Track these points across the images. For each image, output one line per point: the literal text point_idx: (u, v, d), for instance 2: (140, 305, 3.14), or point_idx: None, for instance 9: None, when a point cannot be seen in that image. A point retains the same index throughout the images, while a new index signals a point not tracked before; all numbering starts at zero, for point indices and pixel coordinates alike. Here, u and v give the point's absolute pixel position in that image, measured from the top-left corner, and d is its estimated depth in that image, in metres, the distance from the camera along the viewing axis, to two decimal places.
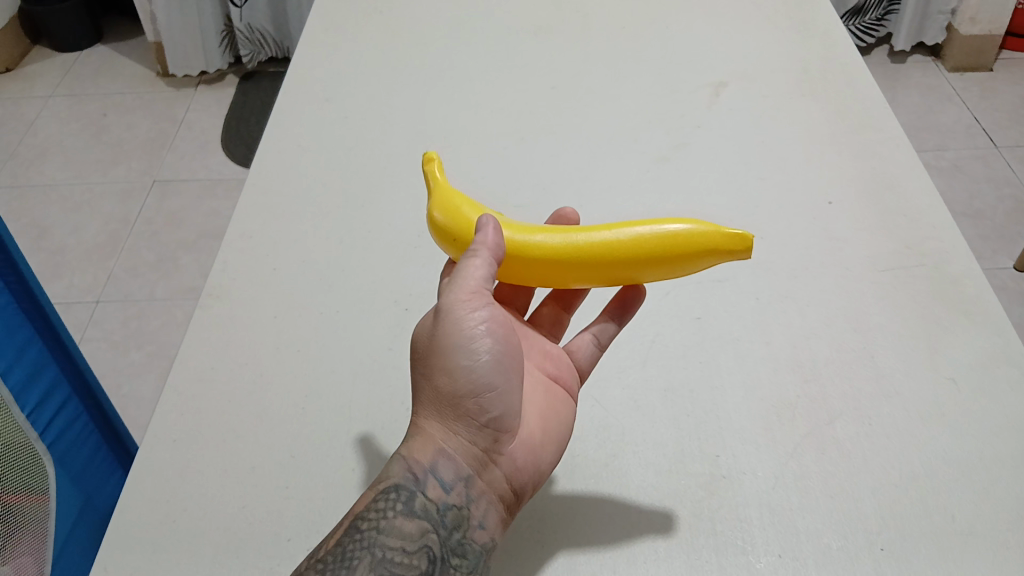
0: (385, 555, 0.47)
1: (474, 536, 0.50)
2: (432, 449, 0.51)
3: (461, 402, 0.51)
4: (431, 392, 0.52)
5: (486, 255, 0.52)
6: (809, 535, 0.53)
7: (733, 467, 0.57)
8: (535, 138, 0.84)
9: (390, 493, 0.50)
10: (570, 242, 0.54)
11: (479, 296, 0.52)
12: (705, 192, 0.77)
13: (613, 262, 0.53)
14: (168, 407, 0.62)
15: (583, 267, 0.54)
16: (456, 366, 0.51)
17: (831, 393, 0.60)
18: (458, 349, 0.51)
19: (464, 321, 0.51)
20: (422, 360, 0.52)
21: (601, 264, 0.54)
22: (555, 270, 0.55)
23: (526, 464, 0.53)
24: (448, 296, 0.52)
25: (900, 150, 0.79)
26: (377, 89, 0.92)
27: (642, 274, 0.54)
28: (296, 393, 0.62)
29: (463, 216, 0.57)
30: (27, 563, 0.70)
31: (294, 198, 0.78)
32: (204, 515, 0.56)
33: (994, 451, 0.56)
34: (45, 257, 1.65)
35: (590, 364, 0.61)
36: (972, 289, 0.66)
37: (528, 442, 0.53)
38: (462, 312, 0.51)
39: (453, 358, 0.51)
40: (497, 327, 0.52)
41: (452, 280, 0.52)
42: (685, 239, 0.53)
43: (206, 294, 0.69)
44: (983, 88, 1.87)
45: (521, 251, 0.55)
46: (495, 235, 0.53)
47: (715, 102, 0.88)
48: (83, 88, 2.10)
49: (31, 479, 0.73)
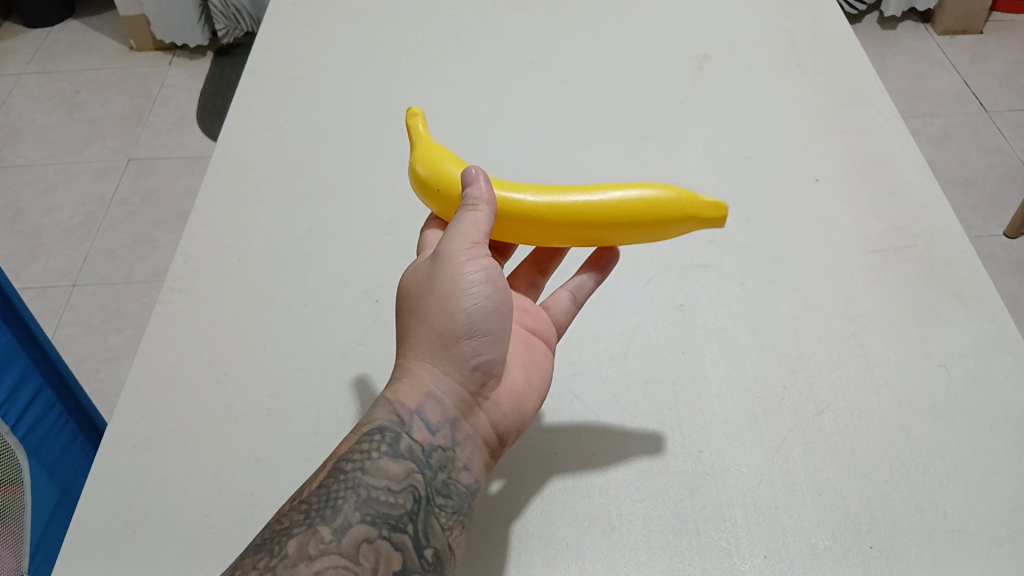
0: (371, 494, 0.45)
1: (459, 478, 0.48)
2: (419, 393, 0.49)
3: (454, 346, 0.49)
4: (422, 335, 0.49)
5: (485, 208, 0.50)
6: (796, 535, 0.51)
7: (717, 464, 0.54)
8: (512, 117, 0.81)
9: (375, 435, 0.47)
10: (552, 201, 0.51)
11: (478, 247, 0.49)
12: (689, 172, 0.74)
13: (592, 224, 0.51)
14: (128, 408, 0.59)
15: (560, 225, 0.51)
16: (451, 312, 0.48)
17: (819, 384, 0.58)
18: (455, 294, 0.48)
19: (462, 270, 0.49)
20: (411, 304, 0.50)
21: (579, 223, 0.51)
22: (537, 229, 0.52)
23: (510, 410, 0.52)
24: (445, 245, 0.49)
25: (890, 125, 0.76)
26: (347, 67, 0.88)
27: (619, 237, 0.53)
28: (261, 391, 0.59)
29: (448, 170, 0.54)
30: (4, 558, 0.68)
31: (260, 184, 0.75)
32: (165, 524, 0.53)
33: (986, 444, 0.54)
34: (19, 240, 1.61)
35: (566, 319, 0.58)
36: (964, 270, 0.64)
37: (511, 390, 0.52)
38: (460, 261, 0.49)
39: (448, 303, 0.48)
40: (496, 278, 0.49)
41: (450, 231, 0.50)
42: (663, 203, 0.52)
43: (168, 288, 0.66)
44: (972, 52, 1.84)
45: (502, 208, 0.52)
46: (485, 186, 0.51)
47: (700, 76, 0.85)
48: (55, 64, 2.05)
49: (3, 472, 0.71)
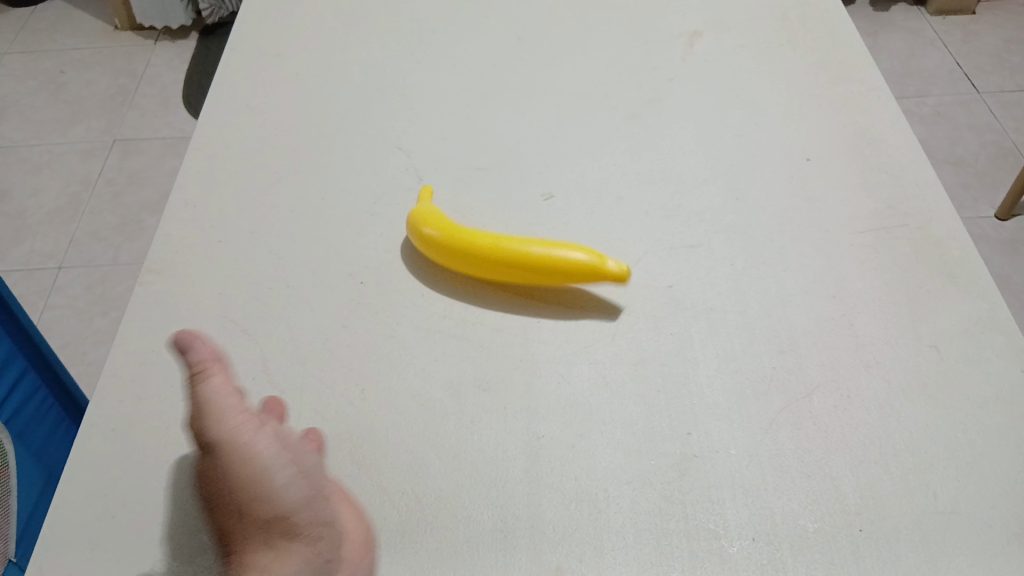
0: None
1: None
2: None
3: (281, 531, 0.46)
4: (252, 530, 0.46)
5: (212, 367, 0.47)
6: (785, 517, 0.50)
7: (705, 446, 0.54)
8: (499, 95, 0.80)
9: None
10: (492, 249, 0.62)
11: (252, 424, 0.47)
12: (678, 151, 0.73)
13: (511, 265, 0.62)
14: (107, 392, 0.58)
15: (488, 266, 0.62)
16: (267, 505, 0.46)
17: (808, 364, 0.57)
18: (259, 481, 0.46)
19: (246, 450, 0.46)
20: (227, 496, 0.47)
21: (502, 262, 0.62)
22: (485, 267, 0.63)
23: (341, 561, 0.48)
24: (219, 429, 0.46)
25: (881, 102, 0.75)
26: (332, 44, 0.87)
27: (552, 278, 0.61)
28: (244, 375, 0.58)
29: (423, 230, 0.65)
30: None
31: (242, 163, 0.74)
32: (145, 510, 0.52)
33: (977, 423, 0.54)
34: (3, 222, 1.59)
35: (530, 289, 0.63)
36: (956, 249, 0.63)
37: (346, 538, 0.48)
38: (241, 443, 0.46)
39: (260, 496, 0.46)
40: (282, 443, 0.47)
41: (205, 414, 0.47)
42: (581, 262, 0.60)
43: (148, 269, 0.65)
44: (965, 32, 1.87)
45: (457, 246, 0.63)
46: (206, 343, 0.48)
47: (690, 52, 0.83)
48: (39, 44, 2.03)
49: None
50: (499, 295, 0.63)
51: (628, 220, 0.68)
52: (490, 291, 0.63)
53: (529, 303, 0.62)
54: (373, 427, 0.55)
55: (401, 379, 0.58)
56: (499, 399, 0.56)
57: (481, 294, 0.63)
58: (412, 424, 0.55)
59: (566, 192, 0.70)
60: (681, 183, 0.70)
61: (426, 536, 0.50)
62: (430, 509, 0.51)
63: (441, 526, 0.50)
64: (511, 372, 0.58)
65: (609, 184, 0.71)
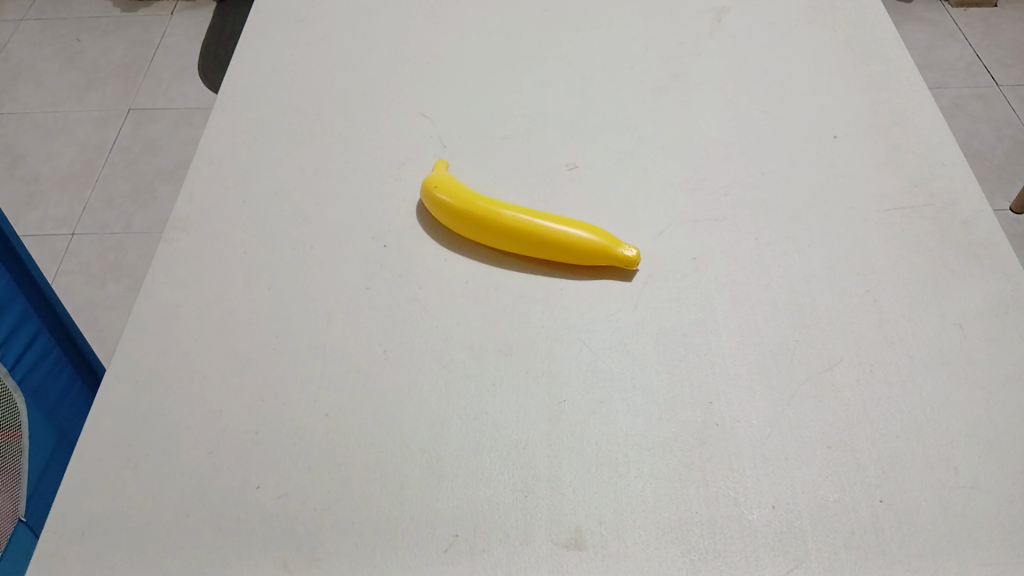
0: None
1: None
2: None
3: None
4: None
5: None
6: (805, 487, 0.50)
7: (727, 415, 0.53)
8: (525, 64, 0.79)
9: None
10: (509, 218, 0.62)
11: None
12: (704, 126, 0.73)
13: (519, 238, 0.62)
14: (131, 343, 0.58)
15: (499, 236, 0.62)
16: None
17: (831, 339, 0.57)
18: None
19: None
20: None
21: (514, 236, 0.62)
22: (501, 239, 0.63)
23: None
24: None
25: (909, 82, 0.75)
26: (357, 9, 0.86)
27: (564, 257, 0.62)
28: (266, 332, 0.59)
29: (440, 196, 0.64)
30: None
31: (266, 125, 0.73)
32: (168, 460, 0.53)
33: (999, 402, 0.54)
34: (18, 186, 1.60)
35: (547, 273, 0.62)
36: (982, 229, 0.63)
37: None
38: None
39: None
40: None
41: None
42: (590, 242, 0.61)
43: (172, 226, 0.65)
44: (987, 24, 1.86)
45: (474, 216, 0.63)
46: None
47: (717, 28, 0.83)
48: (57, 10, 2.03)
49: (4, 414, 0.75)
50: (522, 261, 0.63)
51: (652, 192, 0.67)
52: (513, 258, 0.63)
53: (552, 270, 0.63)
54: (396, 386, 0.55)
55: (424, 341, 0.58)
56: (520, 363, 0.56)
57: (504, 260, 0.63)
58: (434, 385, 0.55)
59: (590, 162, 0.70)
60: (706, 157, 0.70)
61: (448, 494, 0.50)
62: (451, 467, 0.51)
63: (463, 485, 0.51)
64: (533, 337, 0.58)
65: (634, 156, 0.70)
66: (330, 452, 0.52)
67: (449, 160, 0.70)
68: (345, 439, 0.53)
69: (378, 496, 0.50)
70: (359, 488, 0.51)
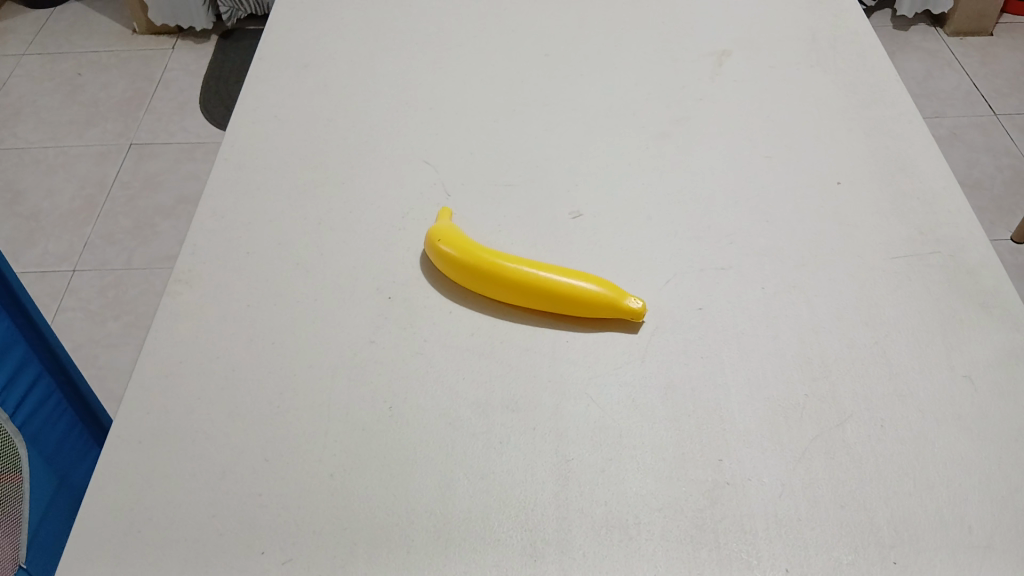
0: None
1: None
2: None
3: None
4: None
5: None
6: (818, 548, 0.50)
7: (738, 473, 0.53)
8: (528, 110, 0.79)
9: None
10: (514, 270, 0.62)
11: None
12: (708, 172, 0.73)
13: (524, 290, 0.61)
14: (135, 402, 0.58)
15: (504, 288, 0.62)
16: None
17: (841, 393, 0.56)
18: None
19: None
20: None
21: (519, 288, 0.62)
22: (506, 291, 0.62)
23: None
24: None
25: (912, 128, 0.75)
26: (359, 55, 0.86)
27: (570, 309, 0.61)
28: (271, 390, 0.58)
29: (445, 248, 0.63)
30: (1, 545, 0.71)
31: (269, 175, 0.73)
32: (172, 524, 0.52)
33: (1011, 458, 0.53)
34: (19, 223, 1.60)
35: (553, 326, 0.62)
36: (990, 278, 0.62)
37: None
38: None
39: None
40: None
41: None
42: (595, 294, 0.60)
43: (176, 280, 0.65)
44: (983, 54, 1.87)
45: (480, 267, 0.62)
46: None
47: (719, 72, 0.83)
48: (57, 45, 2.04)
49: (3, 459, 0.74)
50: (528, 313, 0.63)
51: (657, 241, 0.67)
52: (519, 310, 0.63)
53: (558, 322, 0.62)
54: (402, 445, 0.55)
55: (429, 397, 0.57)
56: (528, 420, 0.56)
57: (510, 312, 0.63)
58: (440, 443, 0.55)
59: (594, 210, 0.70)
60: (710, 205, 0.70)
61: (456, 557, 0.49)
62: (458, 530, 0.51)
63: (471, 549, 0.50)
64: (540, 392, 0.57)
65: (638, 204, 0.70)
66: (336, 515, 0.52)
67: (453, 209, 0.70)
68: (351, 500, 0.52)
69: (385, 560, 0.50)
70: (365, 552, 0.50)
